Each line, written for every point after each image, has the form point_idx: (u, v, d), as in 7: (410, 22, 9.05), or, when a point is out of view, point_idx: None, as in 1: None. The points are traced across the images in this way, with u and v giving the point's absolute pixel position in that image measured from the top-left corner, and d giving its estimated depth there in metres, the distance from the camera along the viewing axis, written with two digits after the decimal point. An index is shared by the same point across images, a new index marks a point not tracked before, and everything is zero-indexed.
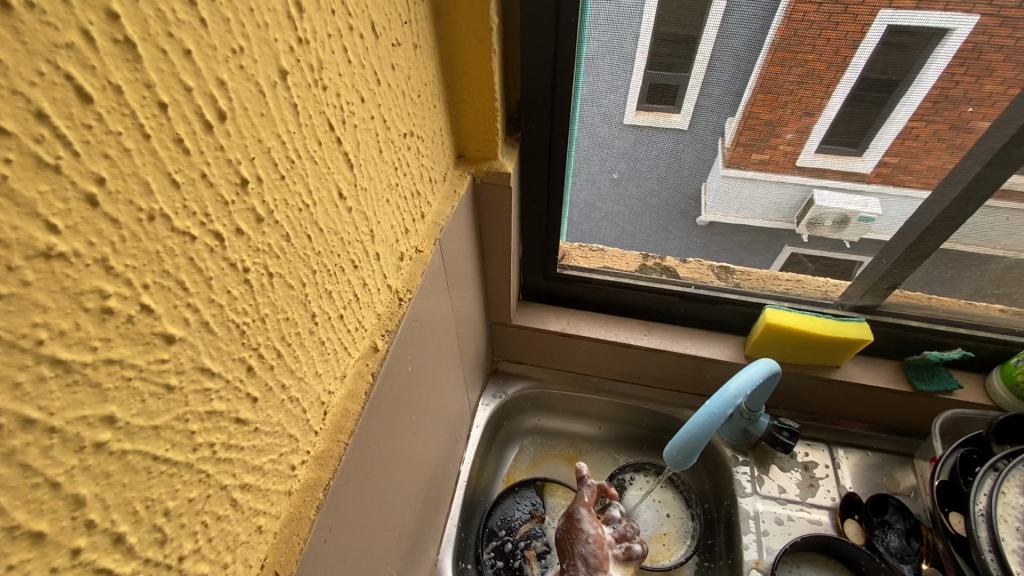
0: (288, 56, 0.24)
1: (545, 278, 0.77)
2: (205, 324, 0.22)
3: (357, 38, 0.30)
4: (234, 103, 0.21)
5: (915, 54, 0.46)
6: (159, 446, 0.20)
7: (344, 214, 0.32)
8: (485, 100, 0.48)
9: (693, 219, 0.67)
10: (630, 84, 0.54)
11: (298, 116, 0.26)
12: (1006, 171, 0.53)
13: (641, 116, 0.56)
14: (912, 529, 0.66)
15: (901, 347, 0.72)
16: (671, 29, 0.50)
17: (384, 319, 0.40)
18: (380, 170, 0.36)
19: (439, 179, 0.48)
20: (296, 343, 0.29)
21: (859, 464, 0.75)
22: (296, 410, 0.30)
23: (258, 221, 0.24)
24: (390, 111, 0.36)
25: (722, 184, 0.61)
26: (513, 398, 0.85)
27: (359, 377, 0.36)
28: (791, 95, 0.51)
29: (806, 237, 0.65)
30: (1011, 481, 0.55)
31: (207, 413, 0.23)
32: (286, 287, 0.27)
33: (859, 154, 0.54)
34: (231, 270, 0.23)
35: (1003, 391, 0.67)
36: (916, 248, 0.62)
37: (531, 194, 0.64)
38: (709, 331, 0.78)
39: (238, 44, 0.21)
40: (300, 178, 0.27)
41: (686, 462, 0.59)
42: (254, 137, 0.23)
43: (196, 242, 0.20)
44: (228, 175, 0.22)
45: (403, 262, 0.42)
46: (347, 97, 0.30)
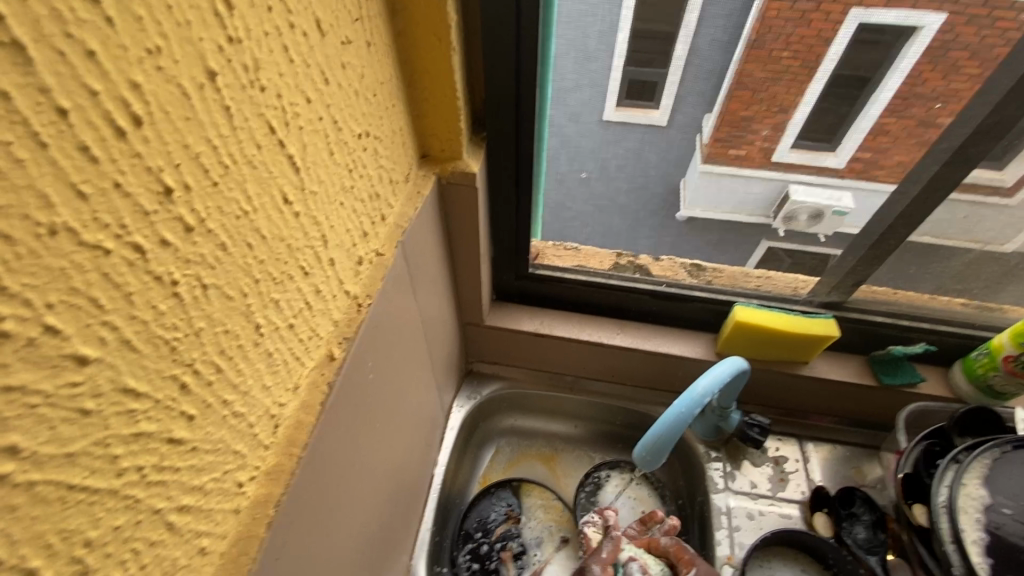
0: (217, 56, 0.23)
1: (517, 278, 0.76)
2: (127, 342, 0.20)
3: (301, 36, 0.29)
4: (152, 107, 0.20)
5: (884, 52, 0.49)
6: (74, 474, 0.19)
7: (292, 219, 0.31)
8: (448, 99, 0.47)
9: (673, 214, 0.73)
10: (608, 85, 0.56)
11: (232, 119, 0.24)
12: (967, 168, 0.51)
13: (619, 113, 0.59)
14: (878, 521, 0.67)
15: (867, 342, 0.73)
16: (649, 25, 0.51)
17: (342, 326, 0.39)
18: (332, 173, 0.35)
19: (402, 179, 0.47)
20: (238, 356, 0.27)
21: (828, 457, 0.76)
22: (242, 425, 0.29)
23: (187, 232, 0.23)
24: (341, 112, 0.35)
25: (703, 177, 0.66)
26: (488, 399, 0.84)
27: (314, 387, 0.35)
28: (769, 93, 0.54)
29: (781, 231, 0.71)
30: (971, 473, 0.56)
31: (133, 436, 0.21)
32: (224, 299, 0.26)
33: (832, 149, 0.59)
34: (156, 283, 0.21)
35: (964, 383, 0.69)
36: (880, 244, 0.63)
37: (501, 193, 0.63)
38: (682, 329, 0.78)
39: (155, 44, 0.20)
40: (237, 184, 0.25)
41: (657, 461, 0.59)
42: (178, 142, 0.21)
43: (111, 256, 0.19)
44: (148, 184, 0.20)
45: (362, 266, 0.41)
46: (290, 98, 0.29)
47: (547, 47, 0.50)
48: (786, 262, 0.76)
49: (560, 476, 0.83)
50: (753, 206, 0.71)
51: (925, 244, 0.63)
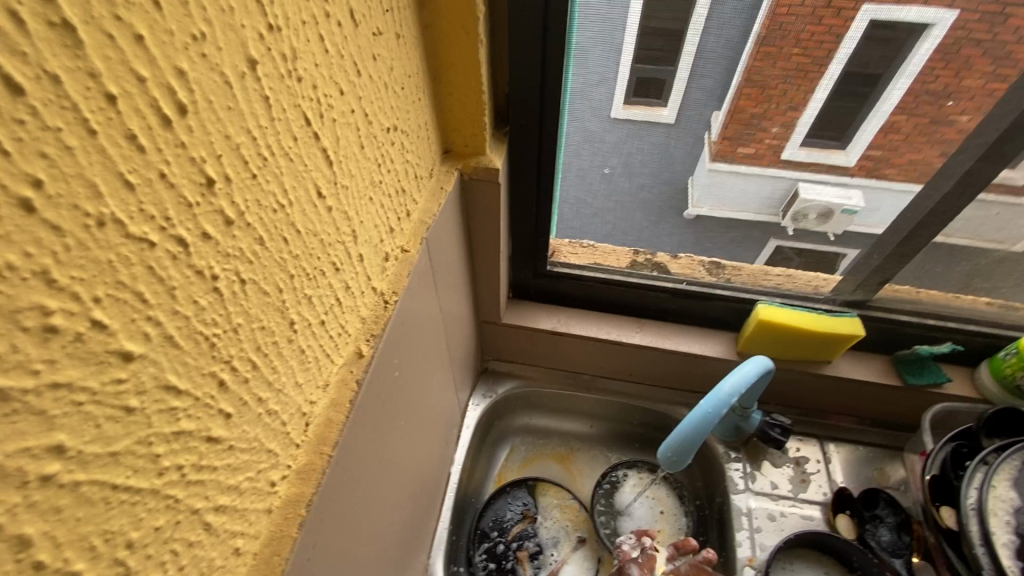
0: (258, 44, 0.22)
1: (535, 276, 0.75)
2: (169, 338, 0.20)
3: (335, 26, 0.28)
4: (196, 95, 0.19)
5: (898, 47, 0.46)
6: (118, 474, 0.18)
7: (325, 214, 0.30)
8: (472, 93, 0.46)
9: (682, 214, 0.67)
10: (614, 82, 0.53)
11: (271, 109, 0.24)
12: (997, 166, 0.51)
13: (629, 109, 0.55)
14: (903, 523, 0.67)
15: (891, 341, 0.72)
16: (659, 21, 0.48)
17: (369, 323, 0.38)
18: (362, 167, 0.34)
19: (425, 175, 0.46)
20: (273, 353, 0.27)
21: (849, 458, 0.75)
22: (275, 424, 0.28)
23: (227, 224, 0.22)
24: (371, 105, 0.34)
25: (710, 178, 0.60)
26: (504, 397, 0.84)
27: (343, 384, 0.35)
28: (776, 89, 0.50)
29: (790, 230, 0.65)
30: (1001, 474, 0.54)
31: (174, 434, 0.21)
32: (260, 295, 0.25)
33: (843, 148, 0.54)
34: (197, 278, 0.21)
35: (992, 384, 0.68)
36: (908, 243, 0.62)
37: (521, 190, 0.62)
38: (701, 327, 0.77)
39: (199, 30, 0.19)
40: (274, 177, 0.25)
41: (681, 462, 0.58)
42: (220, 132, 0.21)
43: (156, 249, 0.18)
44: (191, 175, 0.20)
45: (388, 263, 0.41)
46: (325, 90, 0.28)
47: (570, 40, 0.49)
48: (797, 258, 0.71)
49: (576, 475, 0.82)
50: (764, 206, 0.63)
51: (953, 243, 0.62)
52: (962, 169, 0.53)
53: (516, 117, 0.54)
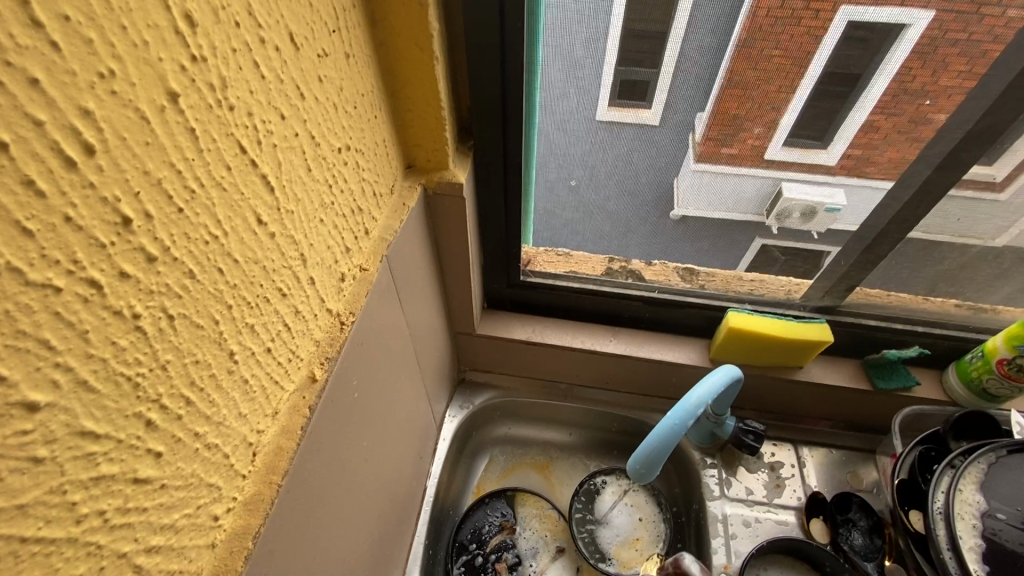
0: (180, 77, 0.22)
1: (508, 286, 0.75)
2: (83, 383, 0.19)
3: (272, 52, 0.28)
4: (106, 133, 0.19)
5: (874, 49, 0.46)
6: (27, 526, 0.18)
7: (267, 241, 0.29)
8: (432, 108, 0.46)
9: (666, 214, 0.65)
10: (601, 82, 0.52)
11: (198, 142, 0.23)
12: (960, 171, 0.52)
13: (613, 112, 0.54)
14: (875, 526, 0.67)
15: (862, 346, 0.73)
16: (641, 23, 0.47)
17: (324, 346, 0.37)
18: (310, 189, 0.33)
19: (385, 192, 0.46)
20: (211, 386, 0.26)
21: (823, 462, 0.75)
22: (216, 457, 0.28)
23: (149, 261, 0.21)
24: (319, 126, 0.33)
25: (696, 178, 0.59)
26: (481, 408, 0.83)
27: (294, 411, 0.34)
28: (756, 91, 0.50)
29: (774, 228, 0.64)
30: (968, 478, 0.55)
31: (93, 480, 0.20)
32: (193, 328, 0.24)
33: (825, 146, 0.53)
34: (115, 318, 0.20)
35: (958, 386, 0.69)
36: (871, 251, 0.63)
37: (490, 203, 0.62)
38: (675, 334, 0.77)
39: (108, 68, 0.19)
40: (205, 208, 0.24)
41: (651, 473, 0.58)
42: (137, 168, 0.20)
43: (62, 294, 0.18)
44: (103, 216, 0.19)
45: (344, 283, 0.40)
46: (262, 116, 0.28)
47: (535, 55, 0.50)
48: (779, 260, 0.70)
49: (555, 484, 0.82)
50: (750, 205, 0.61)
51: (917, 248, 0.63)
52: (921, 178, 0.54)
53: (480, 131, 0.54)
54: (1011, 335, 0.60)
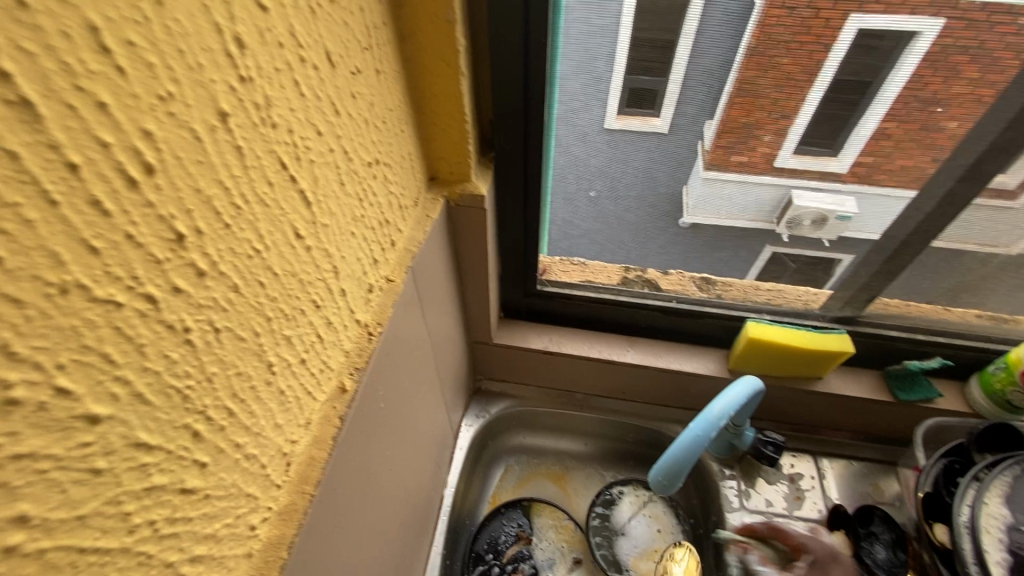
0: (229, 97, 0.22)
1: (525, 296, 0.75)
2: (138, 396, 0.20)
3: (311, 70, 0.29)
4: (164, 153, 0.19)
5: (885, 56, 0.46)
6: (85, 537, 0.18)
7: (303, 254, 0.30)
8: (455, 121, 0.47)
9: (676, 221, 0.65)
10: (607, 93, 0.52)
11: (243, 159, 0.24)
12: (978, 185, 0.53)
13: (622, 121, 0.54)
14: (898, 540, 0.66)
15: (881, 357, 0.72)
16: (647, 32, 0.48)
17: (353, 356, 0.38)
18: (343, 203, 0.34)
19: (411, 204, 0.47)
20: (251, 398, 0.27)
21: (844, 474, 0.74)
22: (254, 467, 0.28)
23: (199, 276, 0.22)
24: (351, 142, 0.34)
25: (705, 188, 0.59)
26: (497, 417, 0.83)
27: (326, 421, 0.35)
28: (767, 99, 0.50)
29: (786, 236, 0.65)
30: (993, 491, 0.54)
31: (145, 491, 0.21)
32: (236, 341, 0.25)
33: (835, 154, 0.54)
34: (168, 332, 0.21)
35: (982, 398, 0.68)
36: (893, 261, 0.63)
37: (509, 214, 0.62)
38: (691, 345, 0.77)
39: (167, 90, 0.19)
40: (249, 224, 0.25)
41: (672, 485, 0.58)
42: (190, 186, 0.21)
43: (123, 309, 0.19)
44: (159, 232, 0.20)
45: (373, 294, 0.40)
46: (301, 132, 0.28)
47: (554, 71, 0.51)
48: (790, 268, 0.70)
49: (571, 495, 0.82)
50: (759, 213, 0.62)
51: (938, 258, 0.62)
52: (942, 191, 0.54)
53: (501, 143, 0.54)
54: None
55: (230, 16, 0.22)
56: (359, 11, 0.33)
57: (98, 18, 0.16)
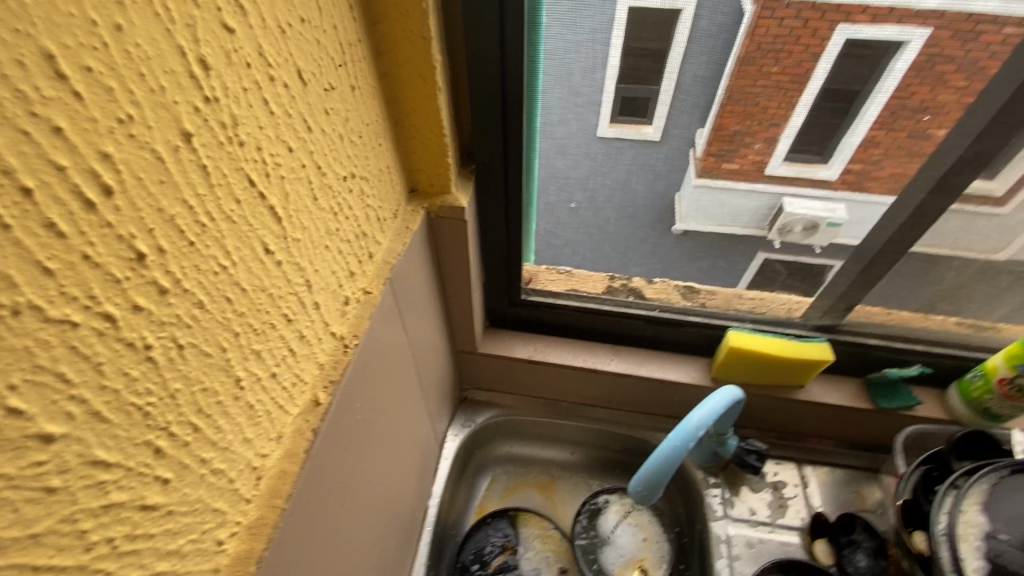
0: (193, 117, 0.23)
1: (510, 305, 0.76)
2: (95, 414, 0.20)
3: (281, 88, 0.29)
4: (123, 175, 0.20)
5: (873, 65, 0.47)
6: (39, 555, 0.19)
7: (273, 268, 0.30)
8: (435, 135, 0.47)
9: (669, 227, 0.66)
10: (601, 99, 0.52)
11: (210, 178, 0.24)
12: (947, 200, 0.54)
13: (615, 128, 0.55)
14: (879, 547, 0.66)
15: (862, 365, 0.73)
16: (642, 41, 0.48)
17: (328, 369, 0.38)
18: (316, 218, 0.34)
19: (390, 216, 0.47)
20: (217, 413, 0.27)
21: (827, 481, 0.75)
22: (222, 482, 0.28)
23: (161, 293, 0.22)
24: (325, 157, 0.34)
25: (695, 193, 0.60)
26: (483, 426, 0.83)
27: (298, 434, 0.35)
28: (756, 110, 0.51)
29: (777, 243, 0.66)
30: (970, 498, 0.55)
31: (103, 508, 0.21)
32: (201, 357, 0.25)
33: (825, 162, 0.55)
34: (128, 350, 0.21)
35: (960, 405, 0.69)
36: (869, 270, 0.64)
37: (491, 225, 0.63)
38: (675, 353, 0.77)
39: (127, 113, 0.20)
40: (215, 241, 0.25)
41: (652, 495, 0.58)
42: (152, 206, 0.21)
43: (79, 328, 0.19)
44: (119, 252, 0.20)
45: (349, 306, 0.41)
46: (271, 149, 0.29)
47: (535, 83, 0.51)
48: (783, 273, 0.71)
49: (558, 504, 0.82)
50: (750, 220, 0.64)
51: (914, 267, 0.63)
52: (914, 202, 0.55)
53: (482, 155, 0.55)
54: (1011, 354, 0.60)
55: (194, 39, 0.22)
56: (332, 29, 0.33)
57: (54, 45, 0.17)
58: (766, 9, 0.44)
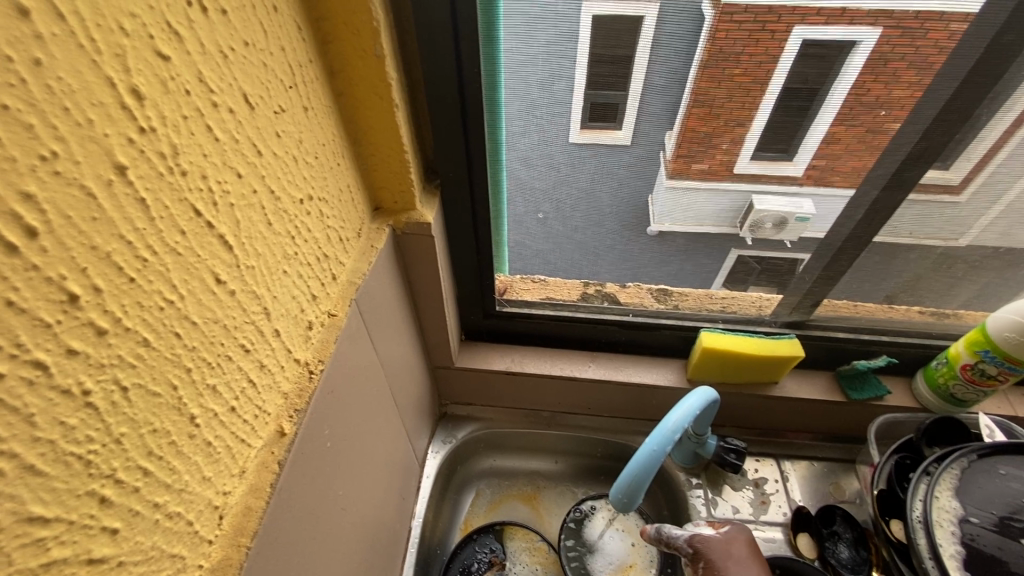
0: (128, 150, 0.22)
1: (485, 317, 0.75)
2: (29, 468, 0.19)
3: (226, 114, 0.28)
4: (50, 215, 0.19)
5: (831, 63, 0.46)
6: None
7: (226, 299, 0.29)
8: (395, 152, 0.47)
9: (642, 230, 0.65)
10: (571, 104, 0.52)
11: (150, 211, 0.23)
12: (901, 193, 0.56)
13: (585, 134, 0.54)
14: (859, 537, 0.67)
15: (833, 358, 0.75)
16: (608, 49, 0.47)
17: (293, 398, 0.37)
18: (271, 243, 0.33)
19: (353, 236, 0.46)
20: (171, 454, 0.26)
21: (806, 475, 0.76)
22: (179, 526, 0.27)
23: (99, 334, 0.21)
24: (278, 181, 0.34)
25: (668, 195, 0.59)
26: (464, 441, 0.82)
27: (262, 467, 0.34)
28: (721, 110, 0.50)
29: (749, 240, 0.64)
30: (943, 485, 0.56)
31: (43, 566, 0.20)
32: (149, 397, 0.24)
33: (791, 158, 0.54)
34: (63, 398, 0.20)
35: (927, 393, 0.71)
36: (830, 268, 0.65)
37: (460, 239, 0.62)
38: (651, 356, 0.78)
39: (50, 149, 0.19)
40: (160, 275, 0.24)
41: (633, 503, 0.58)
42: (83, 244, 0.20)
43: (5, 379, 0.18)
44: (48, 295, 0.19)
45: (312, 331, 0.40)
46: (218, 177, 0.28)
47: (495, 97, 0.52)
48: (756, 270, 0.70)
49: (543, 515, 0.81)
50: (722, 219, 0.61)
51: (874, 262, 0.65)
52: (869, 198, 0.57)
53: (445, 170, 0.55)
54: (972, 341, 0.62)
55: (125, 69, 0.21)
56: (279, 50, 0.33)
57: None
58: (725, 13, 0.44)
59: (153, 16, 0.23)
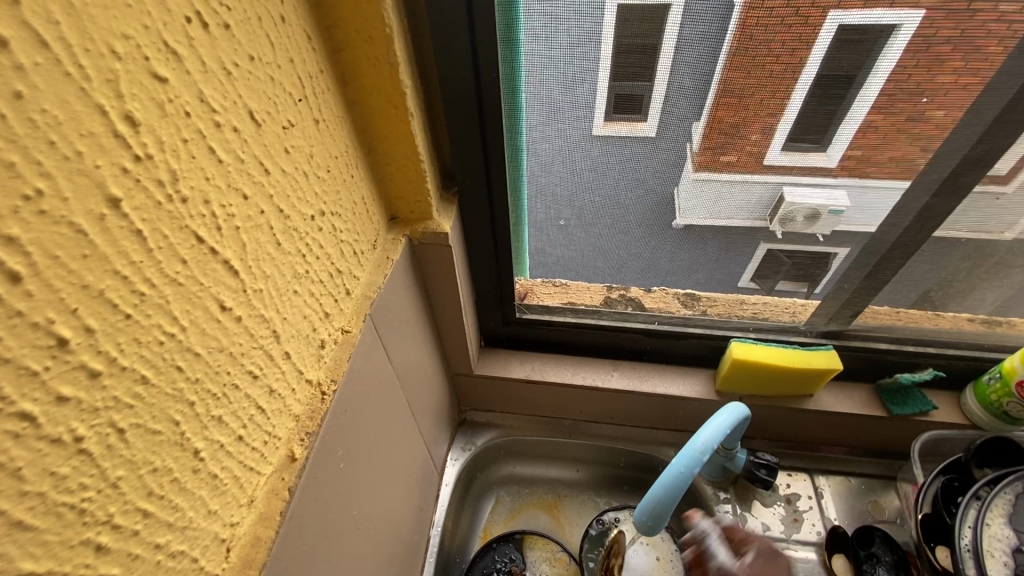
0: (121, 180, 0.21)
1: (505, 323, 0.73)
2: (18, 523, 0.18)
3: (230, 133, 0.27)
4: (35, 257, 0.18)
5: (867, 50, 0.41)
6: None
7: (232, 325, 0.28)
8: (411, 161, 0.45)
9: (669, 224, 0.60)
10: (594, 103, 0.48)
11: (147, 243, 0.22)
12: (955, 198, 0.52)
13: (609, 126, 0.50)
14: (900, 562, 0.64)
15: (873, 371, 0.71)
16: (635, 39, 0.43)
17: (304, 420, 0.36)
18: (280, 263, 0.32)
19: (368, 248, 0.45)
20: (173, 491, 0.25)
21: (842, 492, 0.72)
22: (183, 563, 0.26)
23: (92, 377, 0.20)
24: (288, 198, 0.32)
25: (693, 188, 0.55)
26: (483, 448, 0.81)
27: (272, 494, 0.33)
28: (750, 103, 0.46)
29: (779, 234, 0.58)
30: (995, 511, 0.52)
31: None
32: (149, 436, 0.23)
33: (823, 149, 0.48)
34: (54, 447, 0.19)
35: (978, 410, 0.66)
36: (873, 277, 0.61)
37: (479, 246, 0.61)
38: (678, 365, 0.75)
39: (33, 187, 0.18)
40: (159, 308, 0.23)
41: (657, 525, 0.55)
42: (73, 284, 0.19)
43: None
44: (35, 341, 0.18)
45: (325, 349, 0.39)
46: (222, 200, 0.26)
47: (514, 102, 0.50)
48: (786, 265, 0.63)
49: (564, 525, 0.80)
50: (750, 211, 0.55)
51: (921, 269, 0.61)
52: (919, 205, 0.53)
53: (463, 178, 0.53)
54: None
55: (118, 95, 0.20)
56: (288, 62, 0.31)
57: None
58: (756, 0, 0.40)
59: (147, 37, 0.21)
